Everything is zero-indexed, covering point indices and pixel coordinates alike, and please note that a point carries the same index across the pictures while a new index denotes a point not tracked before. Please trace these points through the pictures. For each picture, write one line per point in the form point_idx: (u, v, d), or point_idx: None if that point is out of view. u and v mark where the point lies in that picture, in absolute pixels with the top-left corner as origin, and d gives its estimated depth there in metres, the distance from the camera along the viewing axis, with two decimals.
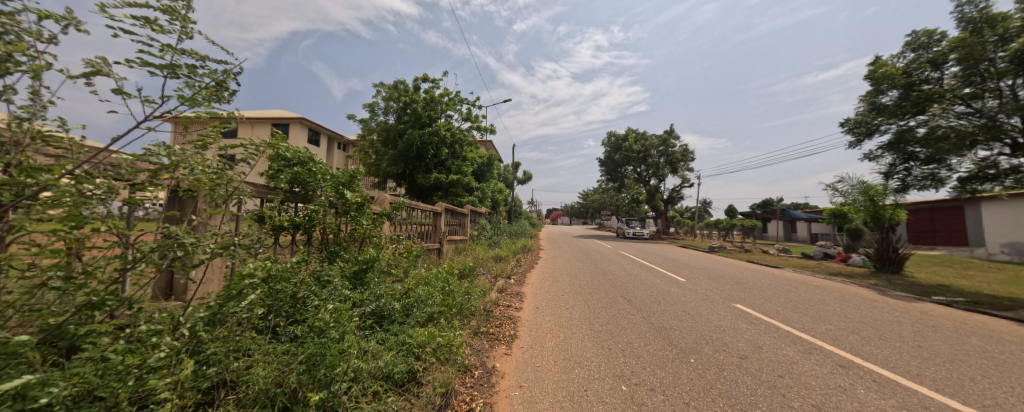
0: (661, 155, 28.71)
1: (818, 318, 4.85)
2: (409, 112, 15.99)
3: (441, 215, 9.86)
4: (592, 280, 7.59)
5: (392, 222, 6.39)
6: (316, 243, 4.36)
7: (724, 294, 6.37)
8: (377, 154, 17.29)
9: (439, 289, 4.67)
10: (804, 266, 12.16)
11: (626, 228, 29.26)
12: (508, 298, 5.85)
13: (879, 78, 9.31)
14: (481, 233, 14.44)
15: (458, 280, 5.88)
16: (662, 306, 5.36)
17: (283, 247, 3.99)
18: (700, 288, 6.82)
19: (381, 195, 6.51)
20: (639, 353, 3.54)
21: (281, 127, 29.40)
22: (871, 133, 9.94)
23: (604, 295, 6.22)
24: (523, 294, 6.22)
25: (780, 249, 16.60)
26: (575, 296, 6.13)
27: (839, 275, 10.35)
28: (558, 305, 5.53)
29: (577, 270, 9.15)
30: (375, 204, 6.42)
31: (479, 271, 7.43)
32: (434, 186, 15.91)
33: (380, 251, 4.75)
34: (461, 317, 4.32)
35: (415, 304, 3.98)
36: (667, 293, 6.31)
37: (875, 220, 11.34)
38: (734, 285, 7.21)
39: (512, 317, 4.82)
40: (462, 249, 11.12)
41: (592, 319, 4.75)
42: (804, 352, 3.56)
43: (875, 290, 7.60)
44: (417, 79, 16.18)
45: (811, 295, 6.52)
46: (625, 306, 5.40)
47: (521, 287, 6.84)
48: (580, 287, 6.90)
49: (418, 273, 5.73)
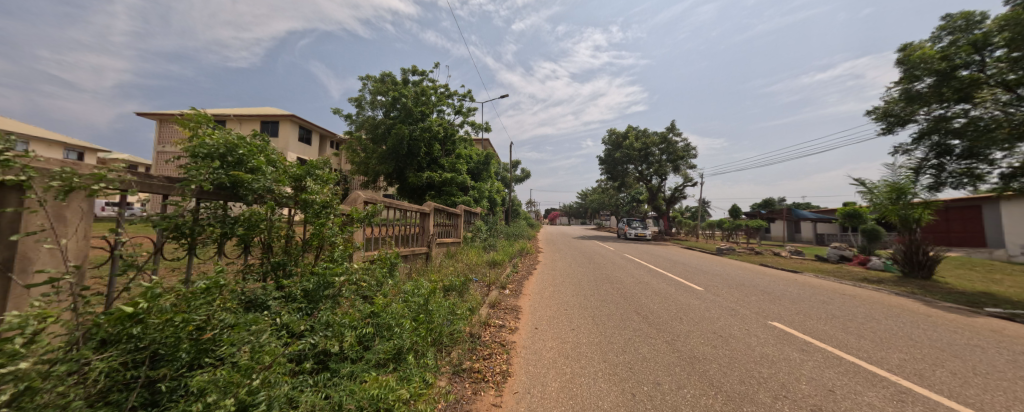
0: (663, 153, 27.80)
1: (878, 342, 3.98)
2: (397, 107, 15.09)
3: (430, 216, 8.94)
4: (598, 290, 6.71)
5: (367, 225, 5.48)
6: (256, 252, 3.47)
7: (752, 307, 5.50)
8: (366, 151, 16.38)
9: (414, 308, 3.79)
10: (823, 270, 11.31)
11: (628, 229, 28.33)
12: (501, 315, 4.92)
13: (913, 63, 8.53)
14: (476, 235, 13.55)
15: (441, 294, 4.99)
16: (686, 327, 4.45)
17: (206, 258, 3.09)
18: (723, 299, 5.95)
19: (355, 192, 5.64)
20: (675, 403, 2.63)
21: (269, 124, 28.34)
22: (902, 124, 9.22)
23: (615, 309, 5.31)
24: (520, 309, 5.33)
25: (793, 250, 15.71)
26: (581, 312, 5.22)
27: (866, 281, 9.49)
28: (561, 324, 4.60)
29: (580, 277, 8.25)
30: (347, 204, 5.50)
31: (471, 280, 6.54)
32: (427, 185, 14.98)
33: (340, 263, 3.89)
34: (438, 347, 3.42)
35: (375, 335, 3.09)
36: (688, 307, 5.42)
37: (902, 221, 10.48)
38: (761, 295, 6.35)
39: (505, 342, 3.91)
40: (454, 253, 10.15)
41: (604, 345, 3.85)
42: (892, 399, 2.69)
43: (919, 300, 6.72)
44: (405, 72, 15.30)
45: (851, 307, 5.67)
46: (642, 326, 4.50)
47: (518, 299, 5.93)
48: (585, 298, 6.00)
49: (394, 286, 4.83)
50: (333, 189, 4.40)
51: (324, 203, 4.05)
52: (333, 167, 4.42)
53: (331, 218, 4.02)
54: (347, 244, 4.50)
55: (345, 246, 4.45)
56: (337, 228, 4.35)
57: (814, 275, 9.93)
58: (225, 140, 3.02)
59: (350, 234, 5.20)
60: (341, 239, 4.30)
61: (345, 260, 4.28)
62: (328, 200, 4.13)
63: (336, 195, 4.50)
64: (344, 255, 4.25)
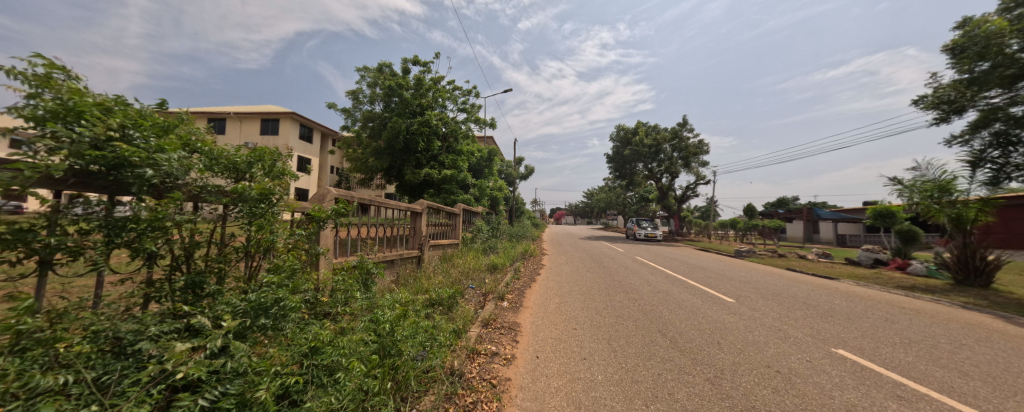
0: (675, 150, 26.59)
1: (992, 384, 3.01)
2: (394, 100, 14.25)
3: (422, 216, 8.04)
4: (611, 301, 5.76)
5: (337, 227, 4.55)
6: (164, 264, 2.55)
7: (802, 327, 4.50)
8: (362, 147, 15.54)
9: (377, 334, 2.91)
10: (860, 276, 10.20)
11: (637, 229, 27.16)
12: (494, 339, 4.00)
13: (976, 40, 7.66)
14: (477, 237, 12.70)
15: (422, 312, 4.12)
16: (730, 357, 3.49)
17: (74, 276, 2.18)
18: (764, 316, 4.97)
19: (326, 188, 4.71)
20: None
21: (269, 122, 27.80)
22: (959, 112, 8.40)
23: (634, 330, 4.37)
24: (519, 328, 4.43)
25: (819, 253, 14.50)
26: (593, 332, 4.29)
27: (914, 289, 8.40)
28: (570, 352, 3.67)
29: (589, 285, 7.31)
30: (315, 202, 4.59)
31: (463, 291, 5.69)
32: (425, 183, 14.12)
33: (280, 280, 3.00)
34: (402, 395, 2.52)
35: (309, 383, 2.20)
36: (723, 327, 4.45)
37: (953, 222, 9.32)
38: (806, 310, 5.36)
39: (498, 381, 3.00)
40: (450, 257, 9.25)
41: (627, 385, 2.92)
42: None
43: (993, 316, 5.67)
44: (404, 63, 14.50)
45: (922, 327, 4.66)
46: (673, 355, 3.55)
47: (517, 315, 5.01)
48: (597, 313, 5.07)
49: (365, 303, 3.94)
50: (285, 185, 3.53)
51: (270, 201, 3.18)
52: (287, 157, 3.56)
53: (274, 221, 3.16)
54: (304, 251, 3.60)
55: (300, 254, 3.55)
56: (288, 231, 3.46)
57: (853, 283, 8.85)
58: (113, 109, 2.14)
59: (316, 237, 4.32)
60: (292, 246, 3.41)
61: (297, 273, 3.39)
62: (275, 197, 3.26)
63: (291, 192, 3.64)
64: (296, 266, 3.35)
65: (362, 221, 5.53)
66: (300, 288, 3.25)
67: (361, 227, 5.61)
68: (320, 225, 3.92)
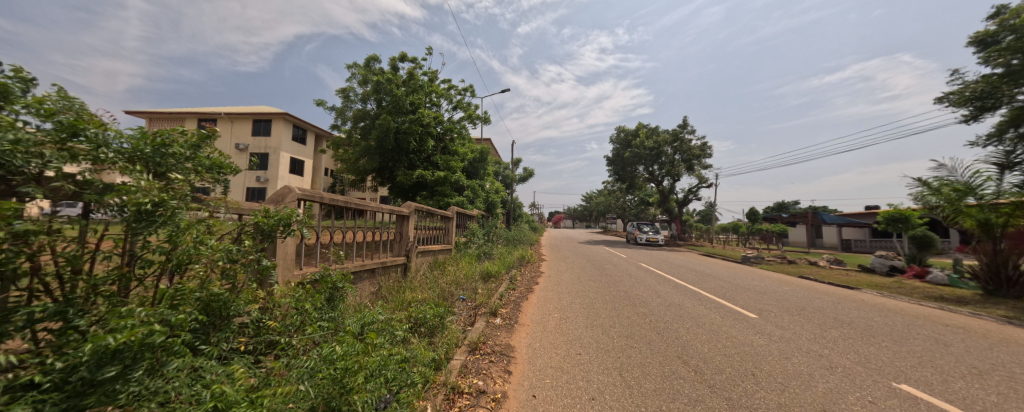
0: (676, 152, 25.97)
1: None
2: (385, 97, 13.60)
3: (410, 219, 7.34)
4: (618, 317, 5.09)
5: (296, 234, 3.82)
6: (22, 285, 1.81)
7: (846, 352, 3.84)
8: (352, 147, 14.87)
9: (324, 373, 2.20)
10: (879, 285, 9.57)
11: (637, 234, 26.50)
12: (482, 370, 3.31)
13: (1012, 30, 7.06)
14: (472, 242, 12.03)
15: (394, 337, 3.42)
16: (774, 397, 2.81)
17: None
18: (798, 338, 4.29)
19: (287, 187, 3.94)
20: None
21: (260, 123, 27.12)
22: (992, 109, 7.81)
23: (648, 356, 3.70)
24: (514, 354, 3.74)
25: (831, 259, 13.89)
26: (602, 359, 3.62)
27: (943, 300, 7.77)
28: (575, 388, 2.99)
29: (592, 296, 6.64)
30: (272, 202, 3.81)
31: (450, 307, 5.00)
32: (418, 185, 13.44)
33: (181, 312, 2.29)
34: None
35: None
36: (755, 353, 3.78)
37: (980, 228, 8.69)
38: (841, 330, 4.69)
39: None
40: (441, 264, 8.56)
41: None
42: None
43: None
44: (395, 59, 13.88)
45: (986, 353, 3.97)
46: (702, 394, 2.87)
47: (511, 335, 4.31)
48: (603, 333, 4.40)
49: (321, 328, 3.22)
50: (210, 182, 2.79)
51: (185, 200, 2.45)
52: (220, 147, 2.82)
53: (193, 227, 2.44)
54: (239, 264, 2.86)
55: (234, 268, 2.81)
56: (218, 238, 2.75)
57: (875, 293, 8.21)
58: None
59: (264, 243, 3.58)
60: (221, 261, 2.68)
61: (228, 297, 2.67)
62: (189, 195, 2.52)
63: (223, 191, 2.94)
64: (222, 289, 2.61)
65: (330, 225, 4.72)
66: (212, 312, 2.56)
67: (331, 231, 4.81)
68: (269, 232, 3.19)
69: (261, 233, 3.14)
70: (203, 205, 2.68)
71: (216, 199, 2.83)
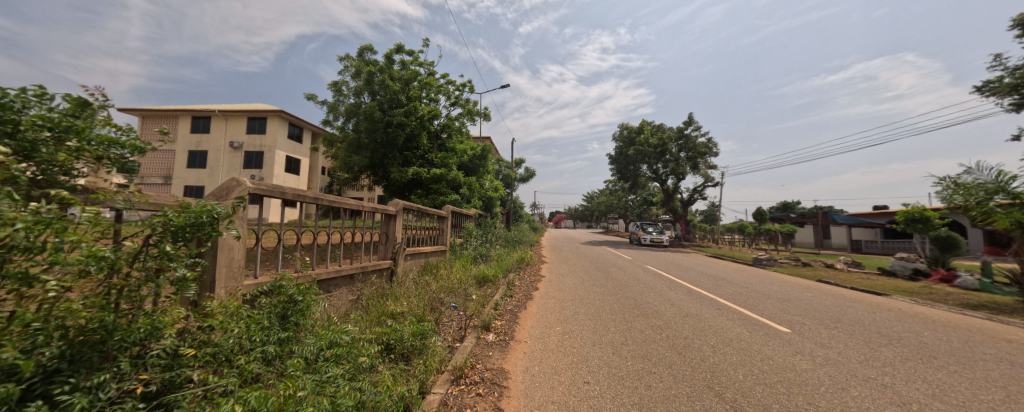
0: (681, 150, 25.25)
1: None
2: (377, 90, 12.94)
3: (398, 219, 6.66)
4: (629, 332, 4.39)
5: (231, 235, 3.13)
6: None
7: (912, 381, 3.16)
8: (343, 143, 14.18)
9: None
10: (908, 290, 8.85)
11: (641, 234, 25.68)
12: (466, 408, 2.64)
13: None
14: (468, 243, 11.33)
15: (359, 367, 2.75)
16: None
17: None
18: (847, 360, 3.58)
19: (236, 179, 3.24)
20: None
21: (255, 120, 26.51)
22: None
23: (670, 386, 3.01)
24: (507, 385, 3.05)
25: (848, 262, 13.12)
26: (615, 390, 2.93)
27: (985, 307, 7.06)
28: None
29: (597, 304, 5.92)
30: (213, 197, 3.12)
31: (436, 320, 4.33)
32: (412, 183, 12.79)
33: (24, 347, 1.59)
34: None
35: None
36: (803, 382, 3.08)
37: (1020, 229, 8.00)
38: (891, 349, 3.99)
39: None
40: (434, 267, 7.90)
41: None
42: None
43: None
44: (389, 51, 13.26)
45: None
46: None
47: (505, 357, 3.64)
48: (614, 354, 3.69)
49: (259, 357, 2.57)
50: (98, 166, 2.11)
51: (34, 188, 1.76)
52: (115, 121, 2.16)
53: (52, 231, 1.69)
54: (135, 278, 2.12)
55: (131, 281, 2.10)
56: (97, 239, 2.04)
57: (908, 300, 7.50)
58: None
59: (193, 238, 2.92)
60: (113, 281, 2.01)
61: (119, 325, 1.98)
62: (51, 182, 1.86)
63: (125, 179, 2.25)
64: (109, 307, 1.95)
65: (281, 229, 4.02)
66: (90, 343, 1.86)
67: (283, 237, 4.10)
68: (182, 236, 2.37)
69: (171, 234, 2.30)
70: (79, 195, 2.02)
71: (109, 191, 2.15)
